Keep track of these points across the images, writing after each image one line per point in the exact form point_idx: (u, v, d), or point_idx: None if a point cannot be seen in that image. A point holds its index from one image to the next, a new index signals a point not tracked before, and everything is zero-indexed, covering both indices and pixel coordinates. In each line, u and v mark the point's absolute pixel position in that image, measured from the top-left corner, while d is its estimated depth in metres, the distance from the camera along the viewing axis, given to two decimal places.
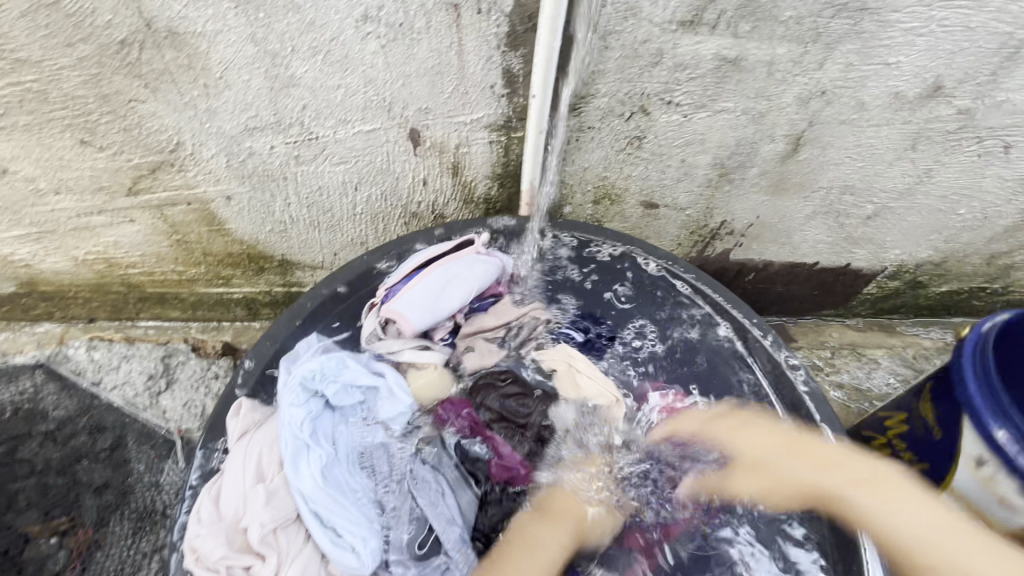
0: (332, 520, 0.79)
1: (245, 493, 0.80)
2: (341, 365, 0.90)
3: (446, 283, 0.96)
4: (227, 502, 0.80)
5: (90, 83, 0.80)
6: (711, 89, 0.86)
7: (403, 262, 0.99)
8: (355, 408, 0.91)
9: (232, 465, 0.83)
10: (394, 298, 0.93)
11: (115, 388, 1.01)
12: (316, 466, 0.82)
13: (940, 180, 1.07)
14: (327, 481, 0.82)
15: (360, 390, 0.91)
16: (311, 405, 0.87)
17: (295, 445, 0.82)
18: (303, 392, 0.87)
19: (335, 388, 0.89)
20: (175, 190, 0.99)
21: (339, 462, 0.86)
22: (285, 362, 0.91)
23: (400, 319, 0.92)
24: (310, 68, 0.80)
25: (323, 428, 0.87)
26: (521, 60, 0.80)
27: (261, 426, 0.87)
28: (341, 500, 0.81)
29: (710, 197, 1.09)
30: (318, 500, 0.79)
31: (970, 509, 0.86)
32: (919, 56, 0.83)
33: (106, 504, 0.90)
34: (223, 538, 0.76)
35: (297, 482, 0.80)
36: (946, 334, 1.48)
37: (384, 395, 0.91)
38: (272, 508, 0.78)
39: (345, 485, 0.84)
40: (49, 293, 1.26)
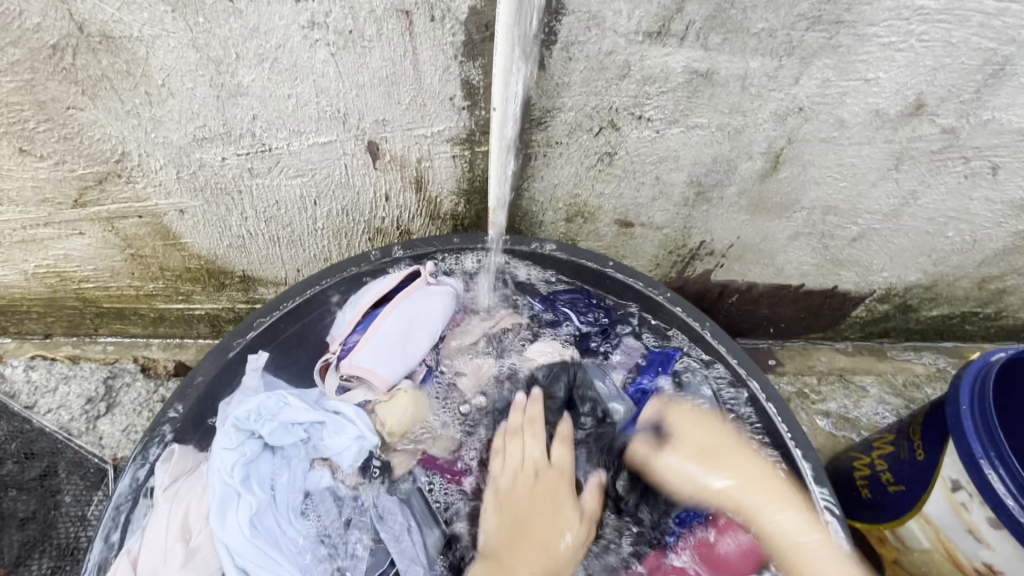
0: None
1: (164, 551, 0.72)
2: (281, 402, 0.84)
3: (407, 323, 0.93)
4: (146, 560, 0.72)
5: (25, 89, 0.76)
6: (683, 104, 0.82)
7: (347, 307, 0.93)
8: (298, 447, 0.84)
9: (158, 521, 0.75)
10: (356, 356, 0.88)
11: (51, 412, 0.96)
12: (245, 516, 0.74)
13: (927, 201, 1.03)
14: (256, 530, 0.75)
15: (302, 427, 0.84)
16: (246, 448, 0.79)
17: (223, 493, 0.75)
18: (236, 433, 0.79)
19: (273, 427, 0.82)
20: (124, 202, 0.95)
21: (275, 509, 0.79)
22: (225, 404, 0.85)
23: (371, 377, 0.87)
24: (257, 77, 0.76)
25: (258, 472, 0.80)
26: (480, 71, 0.76)
27: (190, 476, 0.79)
28: (274, 554, 0.74)
29: (688, 216, 1.05)
30: (246, 555, 0.72)
31: (937, 540, 0.80)
32: (900, 72, 0.79)
33: (27, 540, 0.84)
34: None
35: (222, 538, 0.73)
36: (937, 360, 1.43)
37: (332, 431, 0.84)
38: (189, 569, 0.71)
39: (279, 532, 0.77)
40: (0, 307, 1.21)
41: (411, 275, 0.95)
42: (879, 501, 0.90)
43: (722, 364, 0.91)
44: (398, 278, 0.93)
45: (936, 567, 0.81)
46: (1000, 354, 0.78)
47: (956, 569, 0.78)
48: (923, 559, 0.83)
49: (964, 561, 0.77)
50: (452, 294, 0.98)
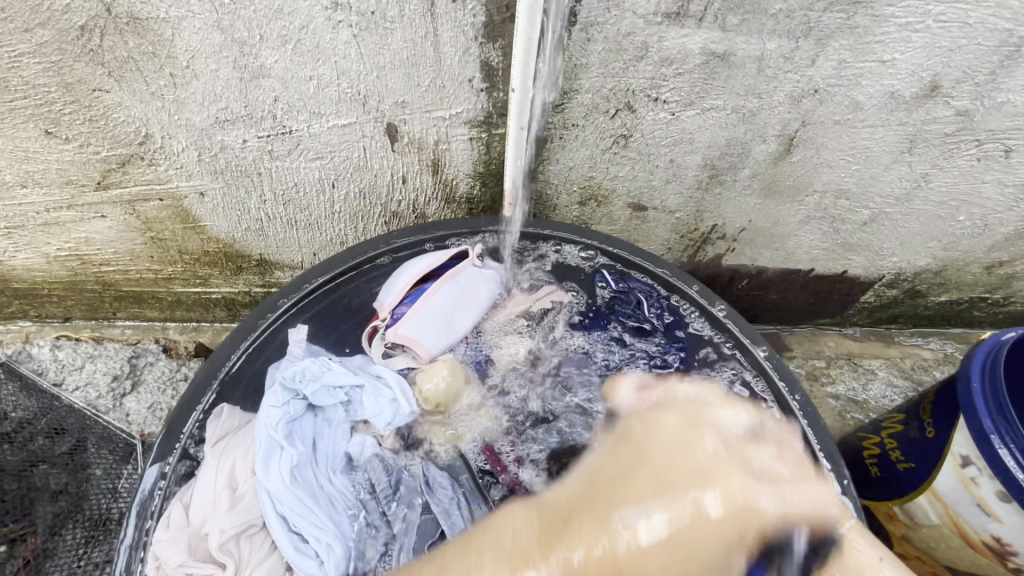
0: (298, 526, 0.73)
1: (213, 497, 0.75)
2: (324, 366, 0.85)
3: (453, 301, 0.94)
4: (197, 505, 0.74)
5: (53, 70, 0.77)
6: (699, 86, 0.83)
7: (397, 276, 0.93)
8: (338, 410, 0.85)
9: (206, 471, 0.77)
10: (402, 325, 0.90)
11: (77, 390, 0.98)
12: (286, 467, 0.75)
13: (938, 185, 1.03)
14: (297, 481, 0.76)
15: (343, 390, 0.85)
16: (290, 406, 0.81)
17: (267, 445, 0.77)
18: (283, 392, 0.81)
19: (316, 387, 0.83)
20: (146, 184, 0.96)
21: (314, 465, 0.79)
22: (270, 367, 0.87)
23: (416, 347, 0.90)
24: (280, 58, 0.77)
25: (301, 430, 0.81)
26: (499, 52, 0.77)
27: (240, 432, 0.81)
28: (310, 505, 0.75)
29: (701, 199, 1.05)
30: (285, 503, 0.73)
31: (946, 515, 0.82)
32: (916, 54, 0.79)
33: (60, 511, 0.87)
34: (184, 546, 0.71)
35: (264, 486, 0.74)
36: (945, 345, 1.43)
37: (370, 394, 0.85)
38: (234, 513, 0.73)
39: (316, 485, 0.78)
40: (22, 291, 1.23)
41: (459, 255, 0.97)
42: (889, 479, 0.93)
43: (753, 366, 0.88)
44: (446, 255, 0.95)
45: (944, 540, 0.84)
46: (1010, 334, 0.80)
47: (964, 542, 0.81)
48: (931, 534, 0.85)
49: (972, 534, 0.79)
50: (497, 278, 0.99)
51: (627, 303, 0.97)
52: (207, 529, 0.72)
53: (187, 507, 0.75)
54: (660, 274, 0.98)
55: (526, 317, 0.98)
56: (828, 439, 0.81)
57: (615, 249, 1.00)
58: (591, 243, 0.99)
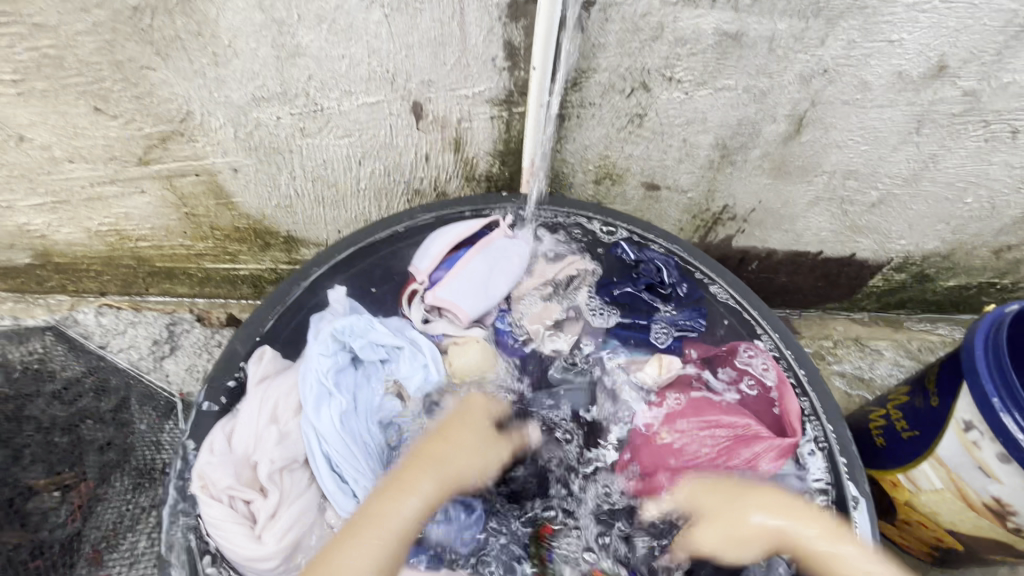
0: (339, 464, 0.83)
1: (258, 432, 0.83)
2: (368, 324, 0.92)
3: (487, 268, 1.00)
4: (241, 437, 0.82)
5: (105, 49, 0.82)
6: (712, 65, 0.87)
7: (433, 241, 0.99)
8: (378, 366, 0.93)
9: (251, 407, 0.84)
10: (440, 290, 0.98)
11: (122, 351, 1.05)
12: (334, 412, 0.85)
13: (946, 166, 1.06)
14: (342, 425, 0.85)
15: (384, 348, 0.93)
16: (338, 357, 0.90)
17: (317, 391, 0.86)
18: (331, 343, 0.90)
19: (361, 342, 0.91)
20: (184, 160, 1.02)
21: (356, 413, 0.88)
22: (314, 317, 0.94)
23: (454, 309, 0.98)
24: (315, 37, 0.82)
25: (346, 380, 0.90)
26: (522, 32, 0.81)
27: (280, 375, 0.89)
28: (351, 448, 0.84)
29: (712, 179, 1.09)
30: (330, 444, 0.83)
31: (948, 480, 0.85)
32: (923, 34, 0.82)
33: (109, 461, 0.93)
34: (230, 470, 0.79)
35: (313, 426, 0.84)
36: (954, 331, 1.45)
37: (408, 355, 0.93)
38: (281, 448, 0.82)
39: (357, 430, 0.87)
40: (62, 265, 1.29)
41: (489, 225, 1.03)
42: (893, 448, 0.95)
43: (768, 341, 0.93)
44: (480, 224, 1.01)
45: (946, 505, 0.87)
46: (1014, 306, 0.83)
47: (966, 505, 0.84)
48: (934, 499, 0.89)
49: (973, 497, 0.82)
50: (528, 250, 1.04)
51: (648, 272, 1.02)
52: (255, 458, 0.81)
53: (229, 435, 0.82)
54: (676, 248, 1.00)
55: (551, 285, 1.05)
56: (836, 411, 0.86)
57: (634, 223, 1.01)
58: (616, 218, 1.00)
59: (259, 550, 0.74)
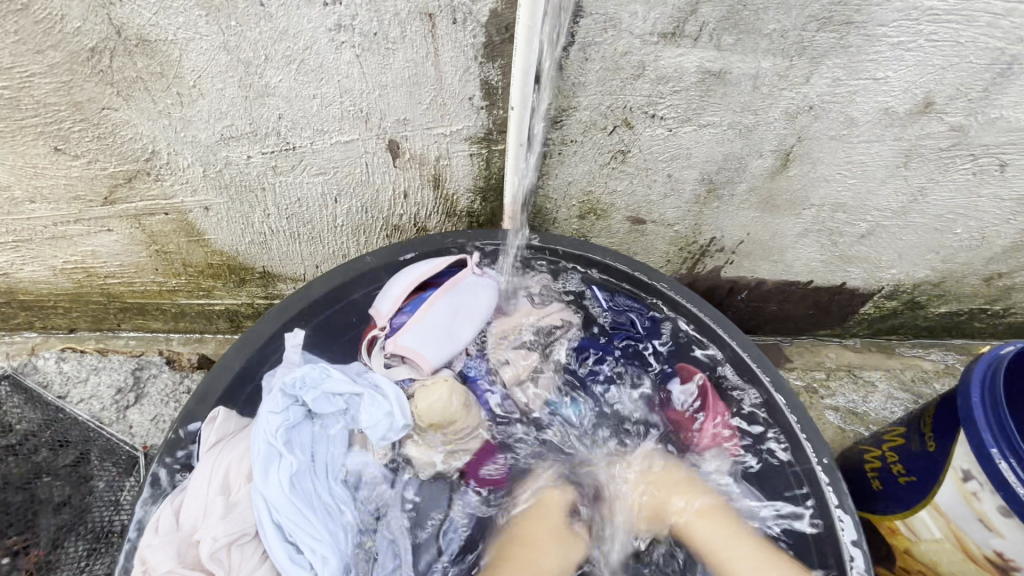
0: (295, 536, 0.74)
1: (206, 502, 0.76)
2: (324, 373, 0.87)
3: (452, 311, 0.96)
4: (187, 510, 0.76)
5: (63, 90, 0.79)
6: (695, 103, 0.85)
7: (403, 275, 0.96)
8: (336, 418, 0.87)
9: (198, 476, 0.78)
10: (402, 336, 0.92)
11: (82, 403, 1.00)
12: (286, 475, 0.77)
13: (934, 199, 1.04)
14: (295, 489, 0.78)
15: (342, 398, 0.86)
16: (290, 412, 0.82)
17: (267, 452, 0.78)
18: (282, 398, 0.82)
19: (316, 395, 0.85)
20: (152, 199, 0.98)
21: (314, 475, 0.82)
22: (266, 376, 0.87)
23: (416, 357, 0.91)
24: (284, 77, 0.78)
25: (299, 438, 0.83)
26: (499, 71, 0.78)
27: (234, 436, 0.83)
28: (308, 517, 0.76)
29: (698, 213, 1.07)
30: (282, 512, 0.74)
31: (948, 530, 0.82)
32: (908, 72, 0.81)
33: (63, 523, 0.87)
34: (174, 550, 0.72)
35: (262, 494, 0.75)
36: (947, 357, 1.43)
37: (369, 404, 0.86)
38: (227, 521, 0.74)
39: (314, 494, 0.80)
40: (28, 302, 1.24)
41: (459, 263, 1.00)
42: (890, 492, 0.92)
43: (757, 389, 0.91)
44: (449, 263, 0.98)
45: (946, 556, 0.83)
46: (1009, 347, 0.81)
47: (965, 557, 0.80)
48: (933, 549, 0.85)
49: (974, 551, 0.79)
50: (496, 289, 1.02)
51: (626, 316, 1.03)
52: (198, 537, 0.73)
53: (176, 511, 0.76)
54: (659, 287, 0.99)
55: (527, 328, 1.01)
56: (826, 451, 0.84)
57: (604, 267, 1.01)
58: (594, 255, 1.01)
59: None
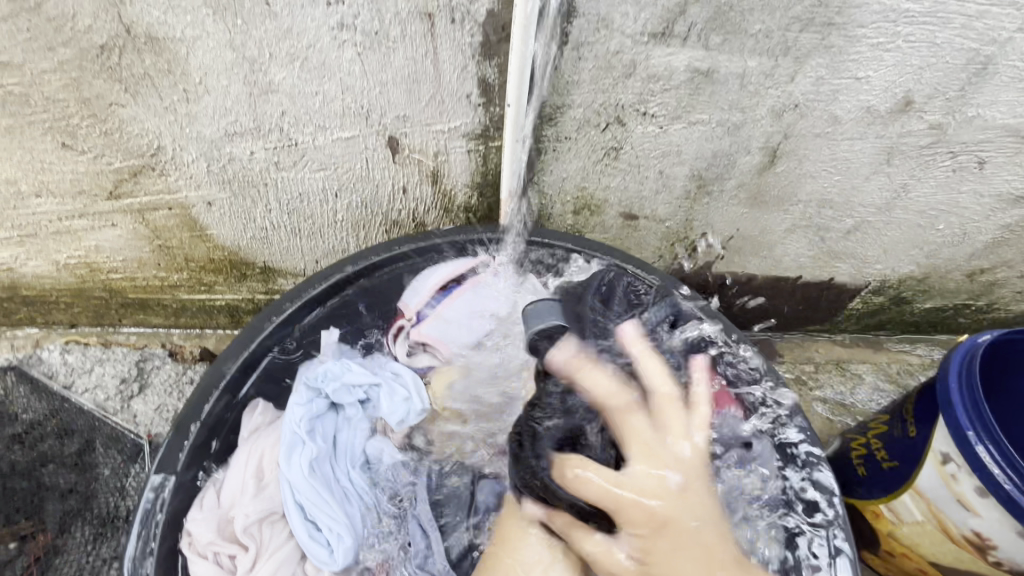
0: (313, 514, 0.84)
1: (242, 483, 0.87)
2: (345, 367, 0.95)
3: (470, 306, 1.02)
4: (227, 489, 0.86)
5: (72, 86, 0.81)
6: (685, 101, 0.88)
7: (428, 274, 1.01)
8: (357, 409, 0.95)
9: (236, 461, 0.88)
10: (424, 326, 1.02)
11: (87, 391, 1.01)
12: (306, 460, 0.86)
13: (917, 195, 1.08)
14: (316, 474, 0.86)
15: (361, 389, 0.95)
16: (313, 404, 0.92)
17: (291, 440, 0.87)
18: (307, 391, 0.92)
19: (336, 387, 0.94)
20: (156, 194, 1.00)
21: (334, 460, 0.90)
22: (302, 369, 0.97)
23: (437, 344, 1.01)
24: (288, 75, 0.81)
25: (323, 427, 0.92)
26: (495, 70, 0.81)
27: (268, 426, 0.93)
28: (326, 497, 0.85)
29: (689, 209, 1.10)
30: (304, 492, 0.84)
31: (929, 511, 0.85)
32: (888, 71, 0.84)
33: (69, 509, 0.91)
34: (213, 526, 0.83)
35: (286, 477, 0.85)
36: (933, 352, 1.47)
37: (386, 394, 0.95)
38: (259, 500, 0.85)
39: (333, 479, 0.88)
40: (31, 297, 1.26)
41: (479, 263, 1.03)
42: (875, 477, 0.95)
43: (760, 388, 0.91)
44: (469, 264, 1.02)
45: (928, 536, 0.87)
46: (986, 336, 0.84)
47: (946, 537, 0.84)
48: (916, 530, 0.88)
49: (954, 530, 0.82)
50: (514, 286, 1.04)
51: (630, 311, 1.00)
52: (234, 513, 0.84)
53: (218, 491, 0.86)
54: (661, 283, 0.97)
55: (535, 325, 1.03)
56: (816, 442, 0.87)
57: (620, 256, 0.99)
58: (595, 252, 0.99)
59: None
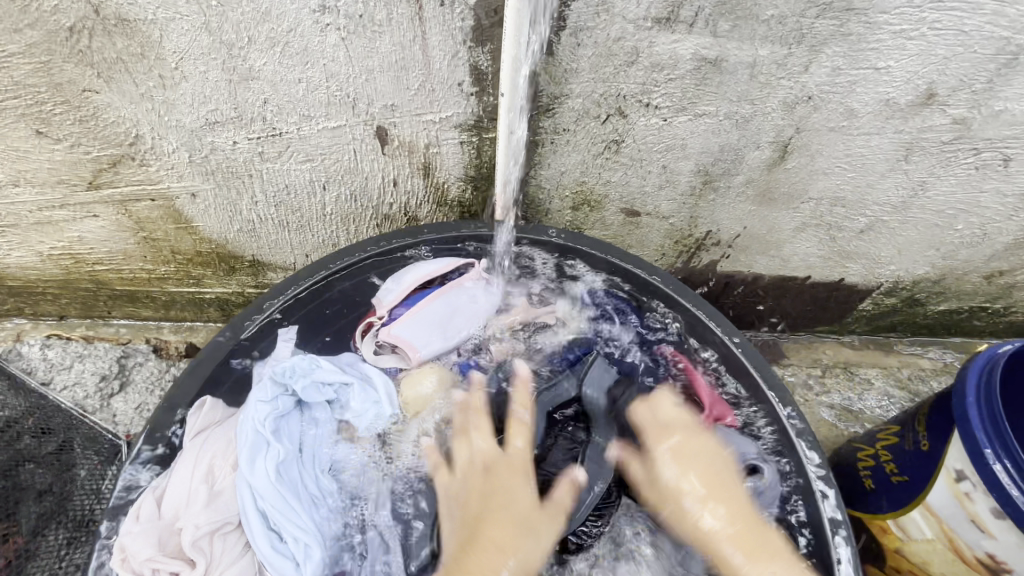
0: (278, 523, 0.72)
1: (190, 489, 0.75)
2: (313, 363, 0.86)
3: (450, 309, 0.95)
4: (169, 498, 0.74)
5: (42, 71, 0.77)
6: (691, 92, 0.83)
7: (410, 270, 0.95)
8: (325, 409, 0.85)
9: (183, 466, 0.76)
10: (395, 326, 0.91)
11: (66, 390, 1.01)
12: (273, 462, 0.75)
13: (936, 193, 1.02)
14: (283, 478, 0.75)
15: (332, 387, 0.86)
16: (279, 402, 0.81)
17: (253, 441, 0.76)
18: (272, 387, 0.81)
19: (305, 383, 0.83)
20: (137, 184, 0.96)
21: (300, 464, 0.79)
22: (258, 365, 0.87)
23: (406, 349, 0.91)
24: (269, 60, 0.76)
25: (288, 428, 0.81)
26: (489, 57, 0.76)
27: (221, 426, 0.81)
28: (293, 504, 0.74)
29: (694, 206, 1.05)
30: (268, 499, 0.72)
31: (940, 530, 0.80)
32: (910, 61, 0.78)
33: (44, 511, 0.86)
34: (155, 539, 0.70)
35: (247, 481, 0.73)
36: (945, 355, 1.41)
37: (358, 392, 0.86)
38: (211, 509, 0.73)
39: (299, 485, 0.77)
40: (16, 288, 1.23)
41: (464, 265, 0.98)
42: (883, 491, 0.91)
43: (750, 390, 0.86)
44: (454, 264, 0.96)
45: (937, 556, 0.82)
46: (1007, 346, 0.79)
47: (957, 559, 0.79)
48: (924, 549, 0.84)
49: (965, 551, 0.77)
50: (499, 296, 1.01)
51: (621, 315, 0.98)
52: (181, 525, 0.72)
53: (158, 498, 0.74)
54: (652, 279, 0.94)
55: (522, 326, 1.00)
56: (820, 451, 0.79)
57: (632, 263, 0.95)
58: (584, 250, 0.96)
59: None
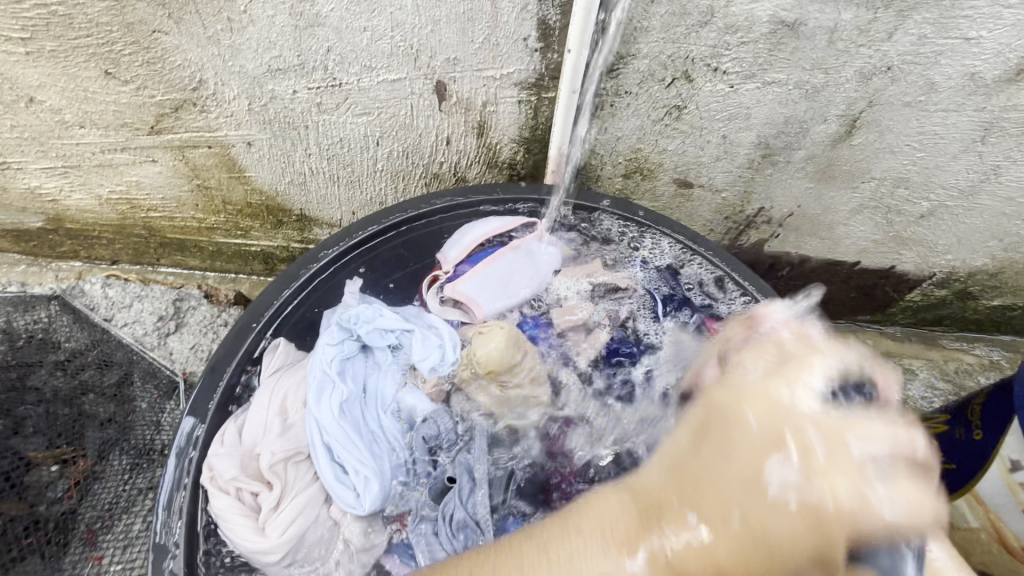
0: (342, 457, 0.80)
1: (267, 420, 0.83)
2: (377, 312, 0.91)
3: (512, 269, 0.97)
4: (249, 426, 0.82)
5: (115, 9, 0.78)
6: (763, 57, 0.80)
7: (477, 225, 0.96)
8: (387, 353, 0.91)
9: (260, 398, 0.84)
10: (459, 282, 0.95)
11: (127, 326, 1.09)
12: (336, 401, 0.82)
13: (1009, 179, 0.97)
14: (346, 415, 0.83)
15: (394, 334, 0.91)
16: (344, 345, 0.88)
17: (320, 380, 0.84)
18: (338, 331, 0.88)
19: (369, 329, 0.89)
20: (197, 131, 0.98)
21: (363, 402, 0.86)
22: (326, 312, 0.92)
23: (471, 305, 0.94)
24: (336, 6, 0.76)
25: (353, 369, 0.88)
26: (558, 11, 0.74)
27: (293, 367, 0.88)
28: (356, 441, 0.81)
29: (750, 180, 1.02)
30: (332, 433, 0.80)
31: (986, 519, 0.80)
32: (1005, 32, 0.74)
33: (107, 438, 0.95)
34: (237, 461, 0.78)
35: (315, 416, 0.81)
36: (992, 352, 1.37)
37: (419, 339, 0.90)
38: (285, 438, 0.81)
39: (362, 422, 0.85)
40: (74, 231, 1.27)
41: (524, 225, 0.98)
42: None
43: None
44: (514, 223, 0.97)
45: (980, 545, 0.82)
46: None
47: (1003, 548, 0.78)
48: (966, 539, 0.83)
49: (1014, 541, 0.76)
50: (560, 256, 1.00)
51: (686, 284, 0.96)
52: (260, 450, 0.80)
53: (240, 428, 0.82)
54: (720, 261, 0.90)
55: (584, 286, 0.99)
56: None
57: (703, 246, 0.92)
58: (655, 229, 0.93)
59: (262, 543, 0.72)
